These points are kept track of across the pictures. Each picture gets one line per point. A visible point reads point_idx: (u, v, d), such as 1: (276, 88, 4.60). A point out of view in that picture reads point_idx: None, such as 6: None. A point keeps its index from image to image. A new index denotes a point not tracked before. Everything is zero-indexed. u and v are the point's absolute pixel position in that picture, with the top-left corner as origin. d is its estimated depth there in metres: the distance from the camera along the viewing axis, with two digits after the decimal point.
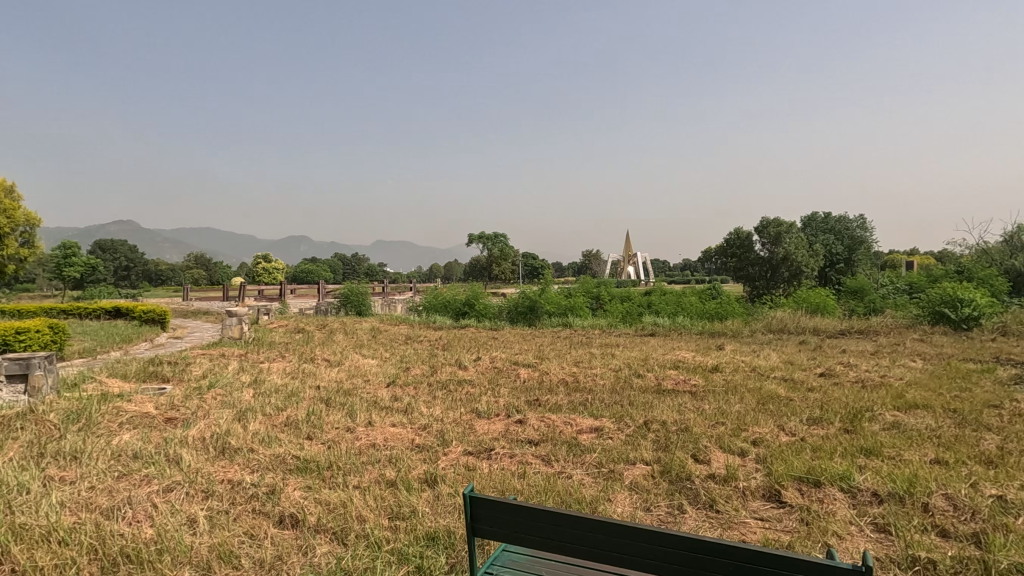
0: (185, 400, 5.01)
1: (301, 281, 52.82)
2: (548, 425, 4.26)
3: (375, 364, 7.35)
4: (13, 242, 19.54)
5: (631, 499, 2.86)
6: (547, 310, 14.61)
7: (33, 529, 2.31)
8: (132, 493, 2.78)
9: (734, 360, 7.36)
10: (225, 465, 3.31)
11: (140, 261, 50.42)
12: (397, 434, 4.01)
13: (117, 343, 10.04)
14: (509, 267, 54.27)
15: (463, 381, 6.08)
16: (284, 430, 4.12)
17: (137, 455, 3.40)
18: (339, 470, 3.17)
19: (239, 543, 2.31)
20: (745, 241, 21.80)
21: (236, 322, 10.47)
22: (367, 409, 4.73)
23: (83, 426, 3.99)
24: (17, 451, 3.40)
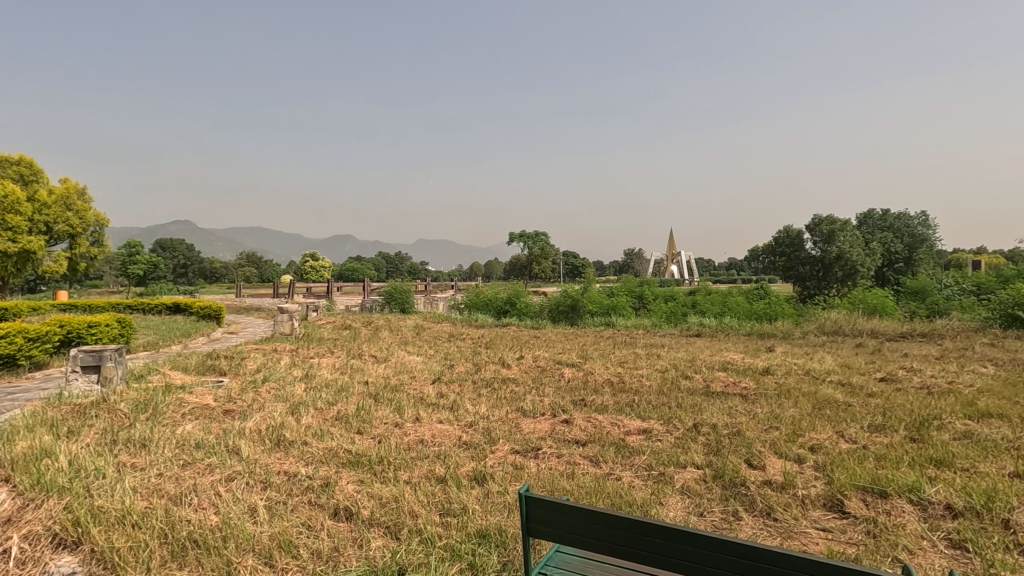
0: (241, 392, 5.22)
1: (347, 278, 54.27)
2: (595, 426, 4.21)
3: (420, 361, 7.47)
4: (84, 241, 20.85)
5: (683, 503, 2.80)
6: (589, 310, 14.51)
7: (109, 512, 2.45)
8: (196, 482, 2.91)
9: (787, 363, 7.09)
10: (281, 457, 3.42)
11: (197, 260, 52.96)
12: (444, 431, 4.06)
13: (177, 337, 10.56)
14: (550, 266, 54.14)
15: (507, 380, 6.09)
16: (335, 424, 4.23)
17: (199, 445, 3.56)
18: (390, 465, 3.23)
19: (298, 534, 2.38)
20: (796, 239, 21.03)
21: (287, 318, 10.86)
22: (413, 405, 4.80)
23: (150, 416, 4.21)
24: (92, 437, 3.62)
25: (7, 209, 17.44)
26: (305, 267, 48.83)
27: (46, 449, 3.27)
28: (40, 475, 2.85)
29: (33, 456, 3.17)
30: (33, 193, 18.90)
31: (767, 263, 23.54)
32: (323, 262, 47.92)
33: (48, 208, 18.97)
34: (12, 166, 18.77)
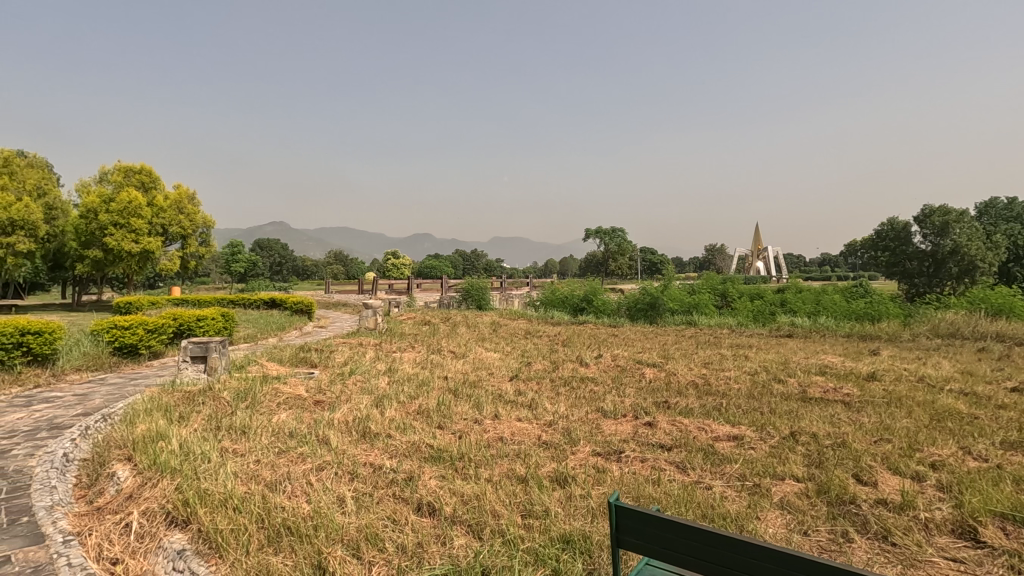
0: (330, 384, 5.48)
1: (425, 275, 56.00)
2: (680, 430, 4.01)
3: (498, 357, 7.50)
4: (194, 241, 22.88)
5: (784, 519, 2.58)
6: (670, 308, 14.01)
7: (214, 494, 2.62)
8: (289, 470, 3.05)
9: (896, 367, 6.46)
10: (367, 448, 3.53)
11: (290, 258, 56.78)
12: (523, 429, 4.02)
13: (273, 331, 11.30)
14: (627, 262, 53.04)
15: (586, 378, 5.97)
16: (417, 418, 4.32)
17: (292, 433, 3.74)
18: (471, 461, 3.24)
19: (383, 527, 2.42)
20: (902, 232, 19.19)
21: (371, 314, 11.32)
22: (493, 402, 4.81)
23: (249, 404, 4.51)
24: (200, 423, 3.93)
25: (131, 213, 19.48)
26: (387, 264, 50.92)
27: (161, 432, 3.57)
28: (156, 457, 3.12)
29: (151, 438, 3.47)
30: (152, 198, 20.99)
31: (867, 259, 21.66)
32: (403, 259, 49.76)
33: (164, 211, 21.01)
34: (135, 174, 20.95)
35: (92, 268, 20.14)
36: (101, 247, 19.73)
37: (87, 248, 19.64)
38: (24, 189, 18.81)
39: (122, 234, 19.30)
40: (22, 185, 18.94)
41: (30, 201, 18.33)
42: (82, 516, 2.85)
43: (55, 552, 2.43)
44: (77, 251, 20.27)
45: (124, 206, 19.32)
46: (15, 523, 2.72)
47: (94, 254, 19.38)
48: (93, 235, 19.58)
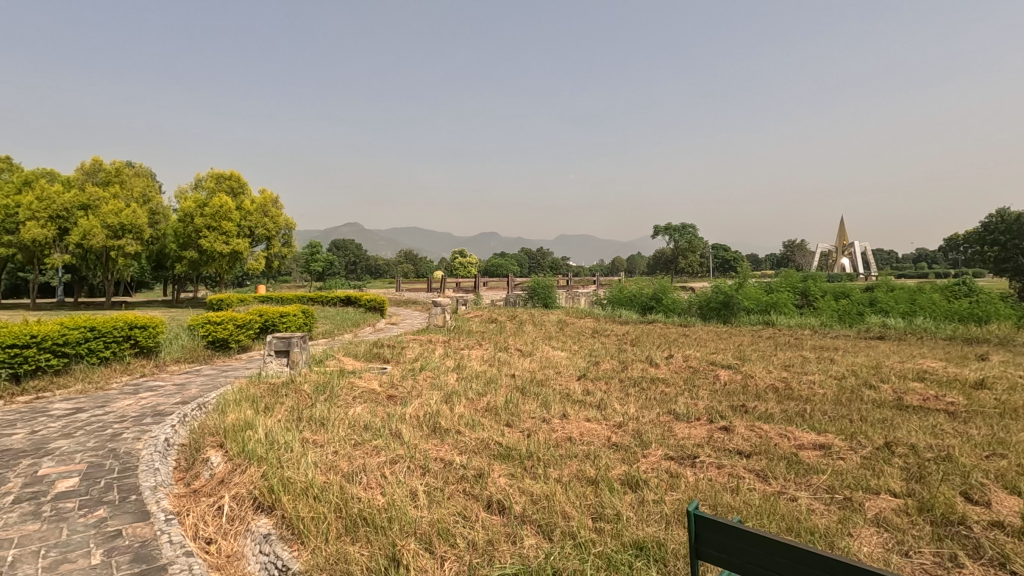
0: (402, 379, 5.66)
1: (492, 274, 56.70)
2: (759, 436, 3.81)
3: (565, 356, 7.45)
4: (277, 242, 24.35)
5: (880, 537, 2.38)
6: (745, 307, 13.39)
7: (295, 482, 2.75)
8: (365, 462, 3.16)
9: (1009, 374, 5.82)
10: (437, 443, 3.60)
11: (364, 257, 59.28)
12: (592, 430, 3.96)
13: (348, 327, 11.82)
14: (698, 260, 51.25)
15: (657, 379, 5.81)
16: (485, 414, 4.36)
17: (368, 426, 3.88)
18: (540, 461, 3.22)
19: (455, 523, 2.45)
20: (1015, 225, 17.32)
21: (440, 312, 11.58)
22: (561, 401, 4.77)
23: (327, 397, 4.73)
24: (283, 413, 4.16)
25: (222, 216, 21.01)
26: (455, 262, 52.02)
27: (249, 421, 3.81)
28: (244, 445, 3.33)
29: (240, 426, 3.71)
30: (240, 203, 22.54)
31: (972, 254, 19.71)
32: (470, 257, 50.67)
33: (251, 215, 22.50)
34: (226, 181, 22.60)
35: (189, 268, 21.90)
36: (197, 249, 21.41)
37: (184, 250, 21.40)
38: (132, 196, 20.76)
39: (215, 237, 20.85)
40: (131, 193, 20.91)
41: (137, 207, 20.20)
42: (181, 498, 3.10)
43: (159, 529, 2.66)
44: (176, 252, 22.12)
45: (216, 210, 20.86)
46: (125, 500, 2.99)
47: (191, 255, 21.08)
48: (190, 237, 21.29)
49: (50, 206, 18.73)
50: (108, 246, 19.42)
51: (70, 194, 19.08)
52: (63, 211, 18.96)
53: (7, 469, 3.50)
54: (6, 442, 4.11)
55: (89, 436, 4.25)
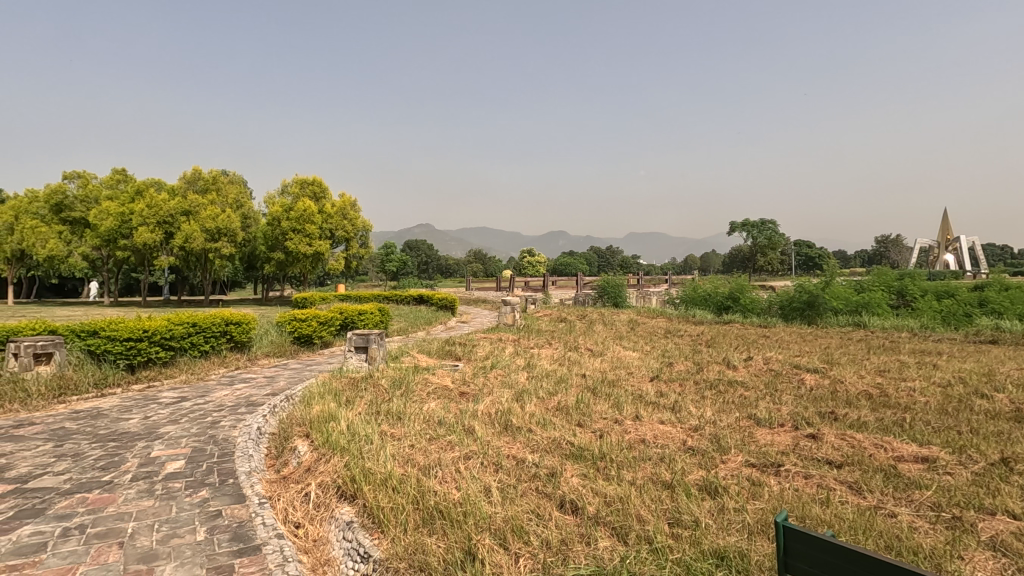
0: (474, 376, 5.77)
1: (560, 273, 56.49)
2: (851, 446, 3.54)
3: (637, 357, 7.29)
4: (355, 243, 25.50)
5: (997, 563, 2.15)
6: (832, 307, 12.54)
7: (375, 473, 2.87)
8: (440, 457, 3.24)
9: None
10: (509, 441, 3.63)
11: (436, 257, 60.96)
12: (667, 432, 3.85)
13: (421, 325, 12.19)
14: (778, 258, 48.63)
15: (735, 382, 5.56)
16: (557, 414, 4.35)
17: (442, 422, 3.98)
18: (613, 462, 3.17)
19: (528, 520, 2.46)
20: None
21: (510, 310, 11.69)
22: (633, 403, 4.68)
23: (403, 392, 4.90)
24: (363, 407, 4.36)
25: (306, 220, 22.25)
26: (524, 262, 52.38)
27: (332, 413, 4.01)
28: (328, 436, 3.51)
29: (324, 418, 3.92)
30: (322, 206, 23.78)
31: None
32: (539, 257, 50.80)
33: (331, 217, 23.68)
34: (309, 186, 23.95)
35: (277, 268, 23.38)
36: (284, 250, 22.84)
37: (273, 251, 22.88)
38: (227, 202, 22.45)
39: (299, 239, 22.14)
40: (226, 200, 22.62)
41: (232, 212, 21.83)
42: (273, 483, 3.33)
43: (253, 511, 2.86)
44: (265, 254, 23.72)
45: (301, 214, 22.14)
46: (224, 483, 3.25)
47: (278, 256, 22.50)
48: (277, 240, 22.75)
49: (157, 213, 20.64)
50: (207, 249, 21.14)
51: (175, 201, 20.92)
52: (169, 217, 20.83)
53: (126, 450, 3.89)
54: (123, 426, 4.57)
55: (193, 422, 4.65)
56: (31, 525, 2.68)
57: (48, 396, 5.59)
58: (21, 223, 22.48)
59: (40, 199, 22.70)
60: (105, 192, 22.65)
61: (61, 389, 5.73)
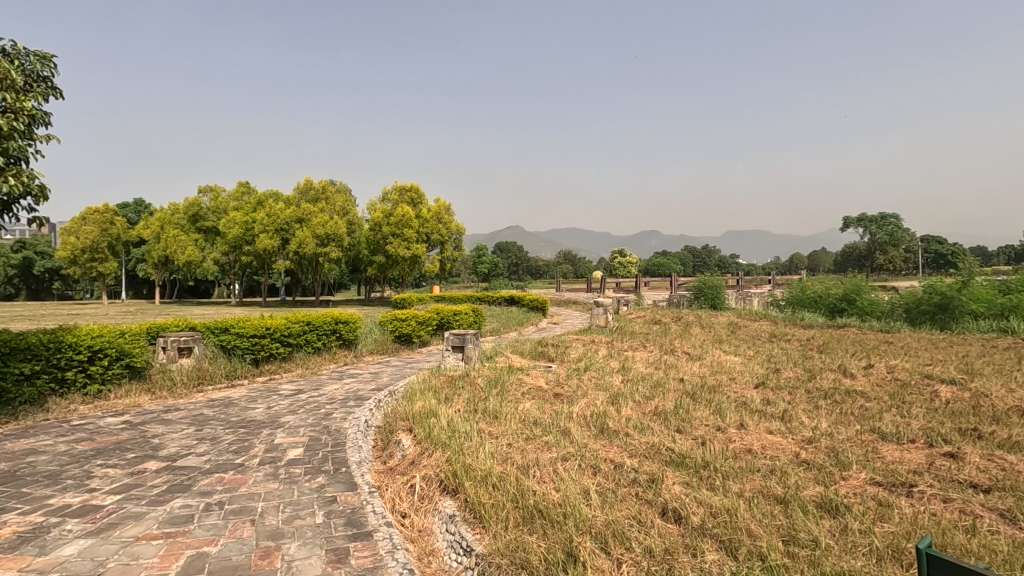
0: (567, 378, 5.75)
1: (652, 274, 54.80)
2: (1001, 468, 3.12)
3: (739, 361, 6.90)
4: (450, 246, 26.42)
5: None
6: (970, 311, 11.13)
7: (476, 469, 2.94)
8: (537, 456, 3.26)
9: None
10: (606, 444, 3.58)
11: (526, 259, 61.65)
12: (777, 443, 3.61)
13: (513, 326, 12.35)
14: (902, 255, 43.94)
15: (854, 392, 5.09)
16: (654, 419, 4.23)
17: (537, 422, 4.01)
18: (718, 472, 3.02)
19: (630, 526, 2.41)
20: None
21: (602, 312, 11.52)
22: (737, 410, 4.43)
23: (499, 391, 4.99)
24: (461, 404, 4.49)
25: (404, 224, 23.38)
26: (615, 262, 51.53)
27: (433, 410, 4.18)
28: (430, 431, 3.66)
29: (426, 414, 4.09)
30: (419, 211, 24.86)
31: None
32: (630, 257, 49.70)
33: (427, 222, 24.68)
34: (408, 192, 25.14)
35: (378, 271, 24.75)
36: (384, 254, 24.16)
37: (375, 255, 24.29)
38: (334, 210, 24.15)
39: (398, 243, 23.31)
40: (334, 208, 24.36)
41: (338, 219, 23.43)
42: (381, 474, 3.53)
43: (364, 499, 3.05)
44: (368, 257, 25.25)
45: (399, 219, 23.29)
46: (338, 470, 3.49)
47: (380, 259, 23.83)
48: (379, 244, 24.13)
49: (275, 221, 22.65)
50: (317, 253, 22.83)
51: (290, 210, 22.84)
52: (285, 225, 22.79)
53: (253, 436, 4.31)
54: (251, 414, 5.06)
55: (308, 413, 5.05)
56: (180, 499, 3.05)
57: (189, 385, 6.32)
58: (165, 232, 25.59)
59: (180, 211, 25.73)
60: (232, 204, 25.22)
61: (199, 379, 6.45)
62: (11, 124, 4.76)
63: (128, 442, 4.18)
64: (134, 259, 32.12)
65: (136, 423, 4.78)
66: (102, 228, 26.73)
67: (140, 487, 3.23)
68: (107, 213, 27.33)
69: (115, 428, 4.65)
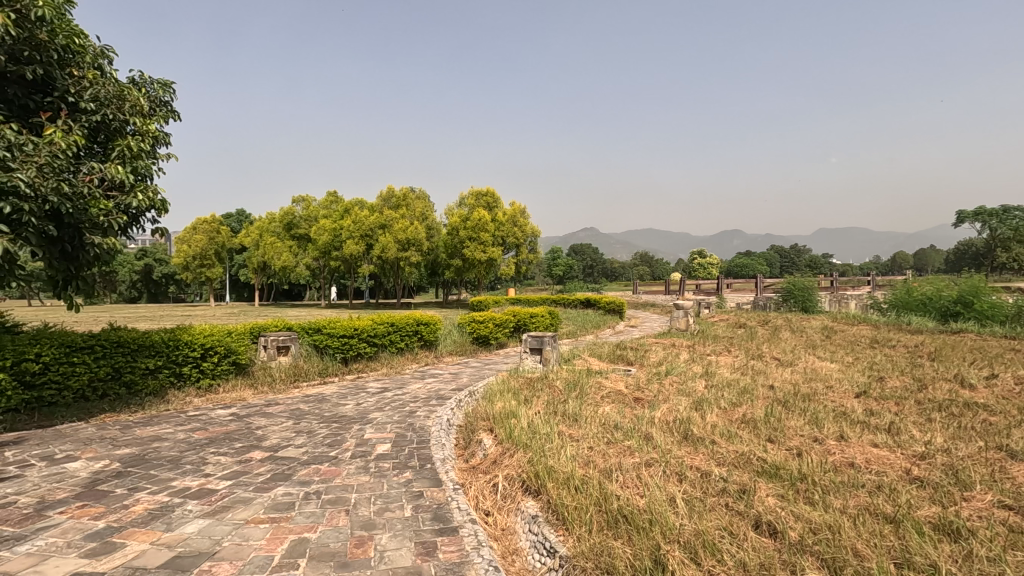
0: (648, 382, 5.60)
1: (735, 275, 52.32)
2: None
3: (836, 368, 6.42)
4: (525, 249, 26.60)
5: None
6: None
7: (558, 470, 2.94)
8: (620, 461, 3.21)
9: None
10: (692, 452, 3.46)
11: (601, 261, 60.88)
12: (883, 458, 3.32)
13: (590, 329, 12.20)
14: None
15: (976, 404, 4.57)
16: (743, 426, 4.03)
17: (618, 425, 3.95)
18: (816, 485, 2.84)
19: (721, 538, 2.31)
20: None
21: (682, 315, 11.13)
22: (836, 421, 4.12)
23: (578, 394, 4.96)
24: (541, 406, 4.51)
25: (481, 228, 23.82)
26: (695, 263, 49.68)
27: (513, 411, 4.22)
28: (511, 431, 3.71)
29: (506, 414, 4.15)
30: (495, 215, 25.26)
31: None
32: (711, 258, 47.71)
33: (503, 225, 25.00)
34: (484, 197, 25.62)
35: (455, 274, 25.37)
36: (462, 257, 24.73)
37: (453, 258, 24.92)
38: (415, 216, 25.03)
39: (475, 247, 23.78)
40: (414, 214, 25.27)
41: (419, 224, 24.27)
42: (464, 471, 3.62)
43: (450, 495, 3.14)
44: (445, 261, 25.96)
45: (476, 223, 23.75)
46: (423, 466, 3.61)
47: (457, 263, 24.41)
48: (456, 248, 24.74)
49: (361, 228, 23.83)
50: (398, 258, 23.78)
51: (374, 217, 23.94)
52: (369, 231, 23.92)
53: (345, 431, 4.55)
54: (342, 409, 5.35)
55: (394, 411, 5.26)
56: (283, 487, 3.28)
57: (287, 381, 6.79)
58: (264, 240, 27.61)
59: (276, 220, 27.68)
60: (321, 212, 26.81)
61: (296, 376, 6.91)
62: (139, 145, 5.31)
63: (236, 433, 4.55)
64: (236, 265, 34.86)
65: (242, 416, 5.20)
66: (210, 237, 29.28)
67: (248, 474, 3.51)
68: (214, 223, 29.90)
69: (224, 419, 5.08)
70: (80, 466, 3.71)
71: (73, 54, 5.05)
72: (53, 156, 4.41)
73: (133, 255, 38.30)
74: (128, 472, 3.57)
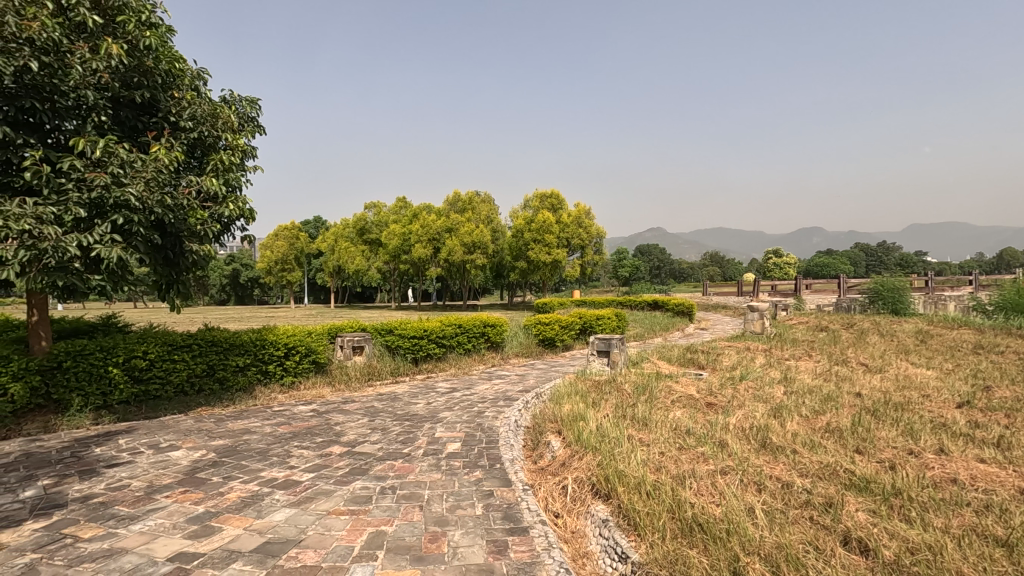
0: (721, 387, 5.40)
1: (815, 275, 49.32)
2: None
3: (934, 376, 5.90)
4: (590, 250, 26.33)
5: None
6: None
7: (629, 475, 2.90)
8: (693, 467, 3.11)
9: None
10: (771, 460, 3.30)
11: (669, 262, 59.27)
12: (992, 475, 3.03)
13: (658, 332, 11.90)
14: None
15: None
16: (827, 436, 3.79)
17: (690, 431, 3.83)
18: (913, 501, 2.63)
19: (805, 552, 2.19)
20: None
21: (757, 317, 10.63)
22: (934, 433, 3.79)
23: (647, 398, 4.86)
24: (609, 409, 4.46)
25: (545, 230, 23.82)
26: (770, 263, 47.28)
27: (580, 413, 4.20)
28: (579, 433, 3.69)
29: (574, 416, 4.13)
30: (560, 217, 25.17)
31: None
32: (788, 258, 45.25)
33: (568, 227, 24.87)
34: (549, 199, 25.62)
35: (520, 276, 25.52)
36: (527, 259, 24.83)
37: (518, 260, 25.08)
38: (480, 219, 25.41)
39: (540, 248, 23.82)
40: (479, 217, 25.66)
41: (484, 227, 24.61)
42: (533, 473, 3.64)
43: (520, 496, 3.16)
44: (510, 263, 26.16)
45: (541, 225, 23.78)
46: (493, 466, 3.66)
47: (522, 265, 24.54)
48: (521, 250, 24.87)
49: (429, 232, 24.45)
50: (465, 261, 24.23)
51: (440, 221, 24.52)
52: (437, 235, 24.49)
53: (416, 429, 4.70)
54: (412, 408, 5.52)
55: (463, 411, 5.36)
56: (360, 481, 3.42)
57: (361, 379, 7.09)
58: (339, 245, 28.97)
59: (350, 225, 28.96)
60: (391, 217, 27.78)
61: (369, 375, 7.20)
62: (230, 159, 5.70)
63: (317, 428, 4.80)
64: (314, 269, 36.76)
65: (321, 412, 5.48)
66: (291, 243, 31.05)
67: (328, 468, 3.69)
68: (294, 229, 31.69)
69: (305, 415, 5.37)
70: (182, 454, 4.05)
71: (174, 79, 5.55)
72: (158, 171, 4.79)
73: (223, 260, 41.23)
74: (222, 462, 3.86)
